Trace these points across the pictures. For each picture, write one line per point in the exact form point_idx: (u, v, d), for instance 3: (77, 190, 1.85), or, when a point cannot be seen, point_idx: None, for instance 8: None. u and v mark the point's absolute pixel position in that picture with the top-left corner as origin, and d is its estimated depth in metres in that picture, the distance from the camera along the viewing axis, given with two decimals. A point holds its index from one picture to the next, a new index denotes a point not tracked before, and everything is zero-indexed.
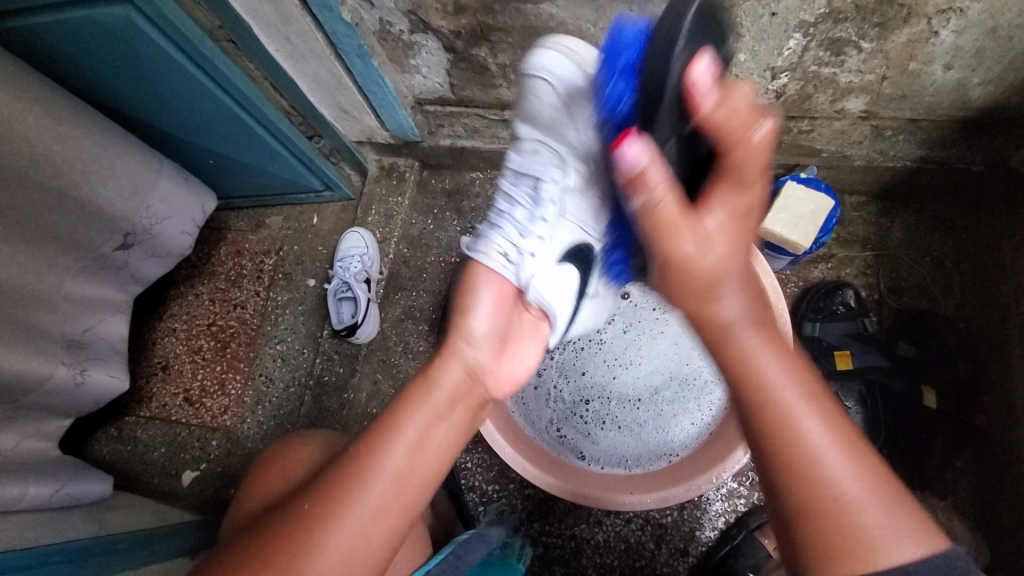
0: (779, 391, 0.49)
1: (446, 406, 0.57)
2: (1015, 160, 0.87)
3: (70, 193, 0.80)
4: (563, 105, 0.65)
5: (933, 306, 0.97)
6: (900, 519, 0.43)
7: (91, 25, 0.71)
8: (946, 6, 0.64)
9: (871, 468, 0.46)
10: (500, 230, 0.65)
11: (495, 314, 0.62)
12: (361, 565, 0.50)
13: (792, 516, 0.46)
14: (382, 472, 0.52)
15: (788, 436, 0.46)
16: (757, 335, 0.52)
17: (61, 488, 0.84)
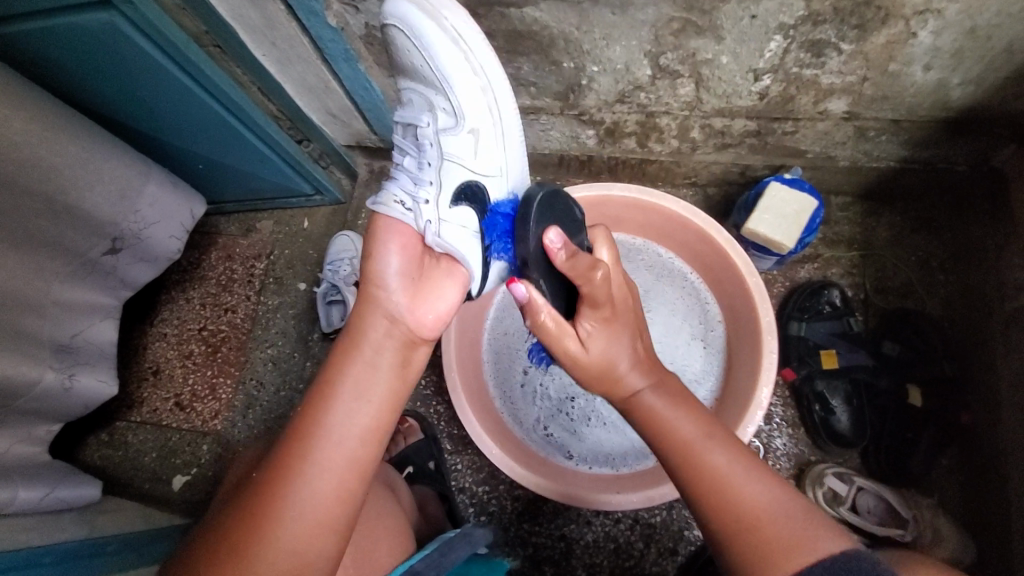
0: (687, 438, 0.56)
1: (373, 355, 0.61)
2: (999, 160, 0.89)
3: (57, 197, 0.81)
4: (421, 54, 0.66)
5: (918, 305, 0.98)
6: (811, 522, 0.50)
7: (77, 31, 0.71)
8: (924, 7, 0.65)
9: (779, 487, 0.53)
10: (398, 183, 0.68)
11: (404, 262, 0.66)
12: (319, 524, 0.53)
13: (721, 545, 0.52)
14: (321, 432, 0.55)
15: (698, 473, 0.54)
16: (662, 399, 0.59)
17: (49, 493, 0.84)
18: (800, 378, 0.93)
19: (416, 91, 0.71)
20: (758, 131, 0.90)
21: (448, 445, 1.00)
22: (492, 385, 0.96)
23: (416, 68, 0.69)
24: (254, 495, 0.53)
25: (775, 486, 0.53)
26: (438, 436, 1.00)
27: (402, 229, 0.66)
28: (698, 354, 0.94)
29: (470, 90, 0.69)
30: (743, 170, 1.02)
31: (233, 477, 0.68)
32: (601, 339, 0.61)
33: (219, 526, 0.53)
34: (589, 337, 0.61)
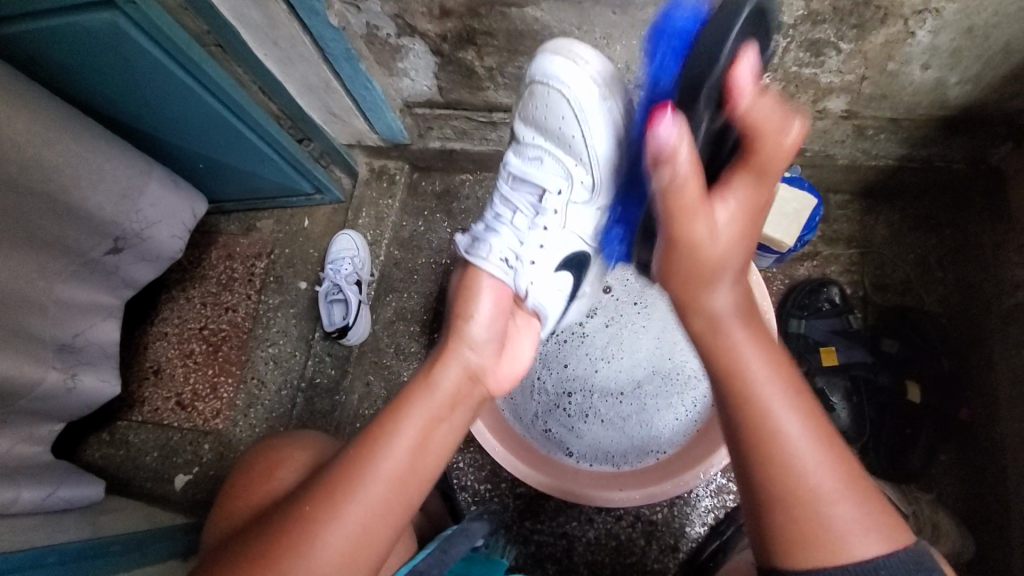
0: (767, 400, 0.52)
1: (448, 409, 0.59)
2: (996, 159, 0.90)
3: (60, 197, 0.81)
4: (571, 114, 0.63)
5: (916, 302, 0.98)
6: (864, 512, 0.49)
7: (80, 32, 0.71)
8: (922, 7, 0.66)
9: (852, 480, 0.51)
10: (495, 236, 0.67)
11: (495, 329, 0.63)
12: (361, 559, 0.52)
13: (771, 501, 0.50)
14: (378, 470, 0.54)
15: (771, 434, 0.51)
16: (744, 333, 0.55)
17: (52, 492, 0.84)
18: (800, 375, 0.94)
19: (545, 149, 0.68)
20: None
21: None
22: None
23: (553, 130, 0.66)
24: (306, 516, 0.52)
25: (845, 481, 0.50)
26: None
27: (499, 295, 0.64)
28: (698, 351, 0.94)
29: (606, 140, 0.65)
30: None
31: (242, 481, 0.66)
32: (742, 211, 0.53)
33: (267, 533, 0.52)
34: (720, 212, 0.52)
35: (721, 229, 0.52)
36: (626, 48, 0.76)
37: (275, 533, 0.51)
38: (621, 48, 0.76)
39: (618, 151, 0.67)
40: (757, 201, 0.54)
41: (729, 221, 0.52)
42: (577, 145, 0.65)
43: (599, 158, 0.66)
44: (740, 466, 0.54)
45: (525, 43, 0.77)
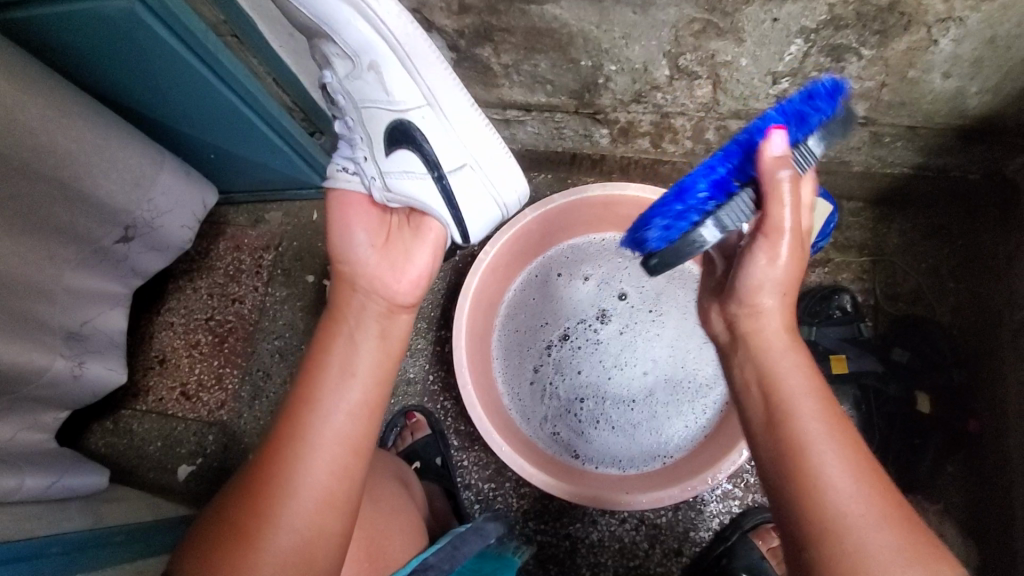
0: (805, 426, 0.51)
1: (355, 328, 0.65)
2: (1010, 170, 0.90)
3: (71, 184, 0.80)
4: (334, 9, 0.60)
5: (928, 312, 0.98)
6: (901, 541, 0.46)
7: (97, 19, 0.71)
8: (946, 15, 0.65)
9: (886, 503, 0.48)
10: (340, 153, 0.73)
11: (367, 230, 0.72)
12: (324, 500, 0.55)
13: (802, 530, 0.48)
14: (319, 412, 0.58)
15: (808, 463, 0.50)
16: (797, 361, 0.56)
17: (56, 480, 0.84)
18: None
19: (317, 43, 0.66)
20: None
21: (454, 441, 1.00)
22: (501, 383, 0.96)
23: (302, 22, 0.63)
24: (256, 475, 0.55)
25: (881, 510, 0.47)
26: (445, 432, 1.00)
27: (354, 206, 0.73)
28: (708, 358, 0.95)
29: (409, 45, 0.64)
30: None
31: None
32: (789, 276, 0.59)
33: (220, 511, 0.55)
34: (770, 261, 0.59)
35: (781, 262, 0.59)
36: (644, 49, 0.76)
37: (234, 511, 0.54)
38: (640, 48, 0.76)
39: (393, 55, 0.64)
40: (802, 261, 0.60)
41: (774, 285, 0.59)
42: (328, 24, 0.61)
43: (328, 20, 0.61)
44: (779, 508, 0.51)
45: (543, 40, 0.77)
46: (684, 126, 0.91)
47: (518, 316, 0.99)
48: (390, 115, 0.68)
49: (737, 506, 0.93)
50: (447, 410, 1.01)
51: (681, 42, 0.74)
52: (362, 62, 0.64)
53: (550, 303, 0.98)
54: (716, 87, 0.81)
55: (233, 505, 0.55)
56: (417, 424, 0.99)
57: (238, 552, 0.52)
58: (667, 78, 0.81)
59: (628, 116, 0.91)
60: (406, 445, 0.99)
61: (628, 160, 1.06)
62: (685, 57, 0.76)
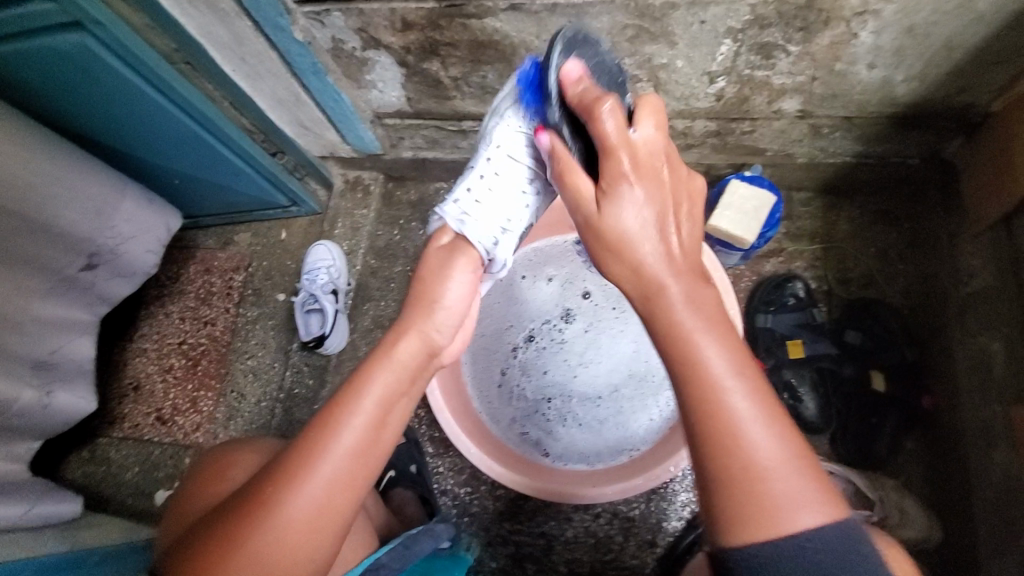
0: (716, 373, 0.46)
1: (405, 378, 0.61)
2: (948, 152, 0.95)
3: (33, 216, 0.82)
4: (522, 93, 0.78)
5: (879, 295, 1.01)
6: (805, 483, 0.44)
7: (50, 53, 0.73)
8: (861, 9, 0.69)
9: (797, 448, 0.45)
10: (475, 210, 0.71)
11: (463, 301, 0.68)
12: (317, 529, 0.53)
13: (709, 488, 0.46)
14: (333, 447, 0.54)
15: (719, 430, 0.45)
16: (688, 305, 0.49)
17: (30, 508, 0.84)
18: (768, 368, 0.96)
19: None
20: (718, 131, 0.94)
21: (429, 448, 1.01)
22: (471, 387, 0.98)
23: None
24: (261, 497, 0.53)
25: (793, 455, 0.45)
26: (418, 439, 1.01)
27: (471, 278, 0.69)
28: None
29: None
30: (707, 169, 1.05)
31: (192, 490, 0.69)
32: (654, 214, 0.51)
33: (221, 523, 0.54)
34: (637, 206, 0.51)
35: (643, 133, 0.53)
36: None
37: (237, 525, 0.53)
38: None
39: None
40: (678, 182, 0.54)
41: (643, 230, 0.51)
42: None
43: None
44: (695, 462, 0.47)
45: (487, 52, 0.79)
46: None
47: (484, 320, 1.02)
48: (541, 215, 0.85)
49: None
50: (419, 418, 1.03)
51: (618, 48, 0.77)
52: None
53: (515, 306, 1.02)
54: (657, 89, 0.84)
55: (232, 519, 0.53)
56: None
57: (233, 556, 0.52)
58: None
59: None
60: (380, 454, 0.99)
61: None
62: (623, 61, 0.79)
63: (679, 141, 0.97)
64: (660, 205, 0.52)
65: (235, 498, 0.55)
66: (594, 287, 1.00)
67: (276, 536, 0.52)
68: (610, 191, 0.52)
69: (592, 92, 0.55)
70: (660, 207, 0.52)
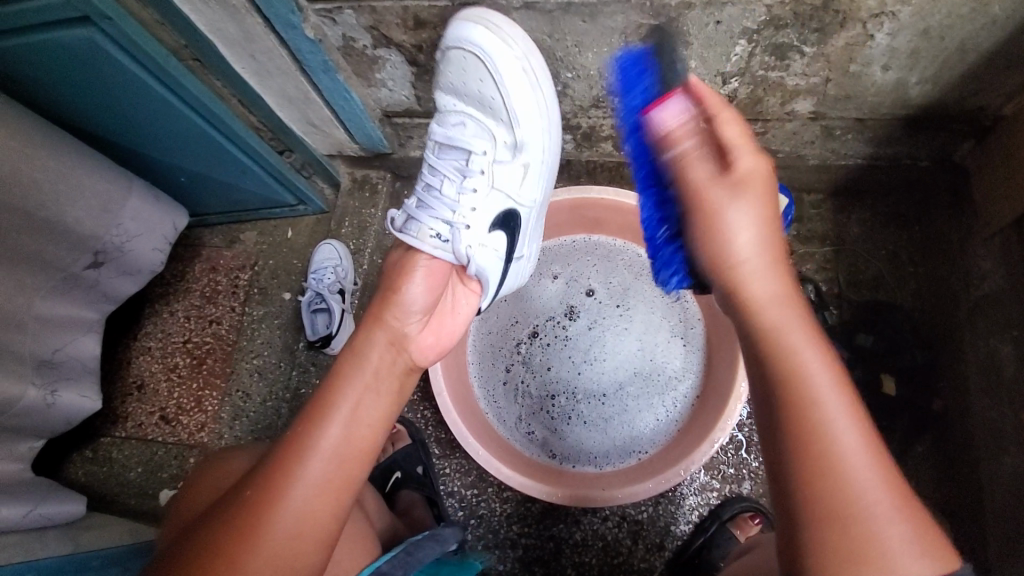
0: (829, 404, 0.48)
1: (373, 379, 0.60)
2: (959, 155, 0.94)
3: (38, 213, 0.81)
4: (491, 79, 0.70)
5: (890, 298, 0.99)
6: (908, 528, 0.45)
7: (58, 48, 0.72)
8: (878, 10, 0.68)
9: (899, 490, 0.46)
10: (431, 213, 0.71)
11: (429, 294, 0.66)
12: (304, 536, 0.54)
13: (808, 517, 0.46)
14: (315, 454, 0.55)
15: (829, 461, 0.46)
16: (805, 337, 0.52)
17: (33, 509, 0.83)
18: None
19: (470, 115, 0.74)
20: None
21: (436, 449, 1.01)
22: (477, 386, 0.98)
23: (473, 93, 0.72)
24: (248, 507, 0.53)
25: (896, 499, 0.46)
26: (425, 440, 1.00)
27: (433, 269, 0.68)
28: (679, 352, 0.96)
29: (525, 101, 0.72)
30: None
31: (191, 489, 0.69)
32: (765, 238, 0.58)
33: (206, 533, 0.54)
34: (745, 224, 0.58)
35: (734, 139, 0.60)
36: (598, 56, 0.78)
37: (221, 538, 0.52)
38: (593, 55, 0.78)
39: (540, 120, 0.75)
40: (770, 202, 0.59)
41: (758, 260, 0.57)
42: (495, 102, 0.72)
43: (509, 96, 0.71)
44: (781, 495, 0.48)
45: None
46: None
47: (488, 318, 1.01)
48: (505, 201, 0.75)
49: (716, 497, 0.94)
50: (427, 419, 1.02)
51: None
52: (518, 149, 0.75)
53: (520, 303, 1.01)
54: None
55: (216, 530, 0.53)
56: (397, 434, 1.00)
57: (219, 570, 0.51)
58: None
59: (589, 122, 0.94)
60: (387, 455, 0.98)
61: (595, 163, 1.08)
62: None
63: None
64: (769, 247, 0.57)
65: (218, 509, 0.55)
66: (599, 284, 1.00)
67: (264, 546, 0.52)
68: (716, 229, 0.59)
69: (681, 132, 0.63)
70: (770, 250, 0.57)
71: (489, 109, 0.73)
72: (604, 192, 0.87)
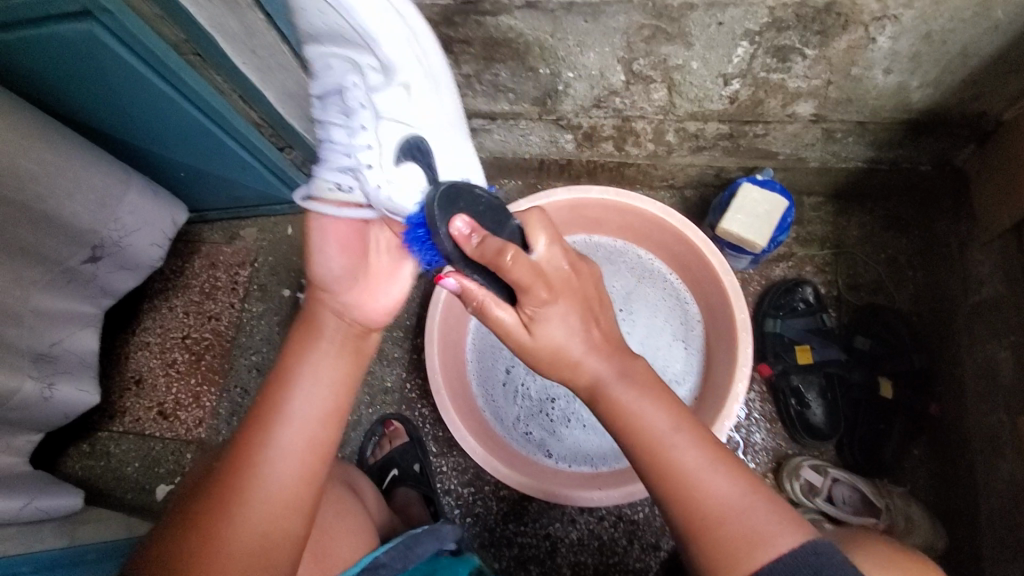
0: (657, 431, 0.54)
1: (331, 343, 0.61)
2: (959, 160, 0.95)
3: (37, 207, 0.81)
4: (336, 15, 0.56)
5: (889, 300, 1.01)
6: (765, 515, 0.50)
7: (59, 42, 0.72)
8: (880, 14, 0.68)
9: (744, 478, 0.52)
10: (326, 166, 0.63)
11: (345, 261, 0.64)
12: (283, 504, 0.54)
13: (682, 531, 0.52)
14: (286, 417, 0.56)
15: (676, 477, 0.52)
16: (623, 386, 0.56)
17: (29, 502, 0.83)
18: (776, 373, 0.96)
19: (336, 55, 0.61)
20: (730, 134, 0.93)
21: (433, 448, 1.01)
22: (476, 385, 0.98)
23: (321, 27, 0.59)
24: (217, 489, 0.53)
25: (747, 487, 0.52)
26: (423, 438, 1.01)
27: (341, 224, 0.64)
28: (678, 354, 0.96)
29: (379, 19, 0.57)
30: (718, 172, 1.05)
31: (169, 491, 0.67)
32: (573, 319, 0.57)
33: (182, 511, 0.53)
34: (561, 318, 0.56)
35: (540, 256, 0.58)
36: (599, 55, 0.78)
37: (199, 508, 0.52)
38: (595, 55, 0.78)
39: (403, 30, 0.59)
40: (588, 285, 0.59)
41: (567, 339, 0.56)
42: (352, 34, 0.58)
43: (372, 34, 0.57)
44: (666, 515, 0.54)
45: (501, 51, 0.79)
46: (645, 129, 0.94)
47: None
48: (406, 127, 0.63)
49: None
50: (424, 417, 1.02)
51: (633, 48, 0.76)
52: (391, 73, 0.61)
53: None
54: (671, 90, 0.84)
55: (185, 510, 0.53)
56: (394, 430, 1.00)
57: (202, 547, 0.50)
58: (624, 82, 0.83)
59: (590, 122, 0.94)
60: (384, 453, 0.99)
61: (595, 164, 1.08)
62: (638, 62, 0.78)
63: (691, 143, 0.97)
64: (582, 316, 0.57)
65: (192, 493, 0.55)
66: None
67: (241, 518, 0.52)
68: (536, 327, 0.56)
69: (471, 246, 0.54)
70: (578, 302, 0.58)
71: (350, 42, 0.59)
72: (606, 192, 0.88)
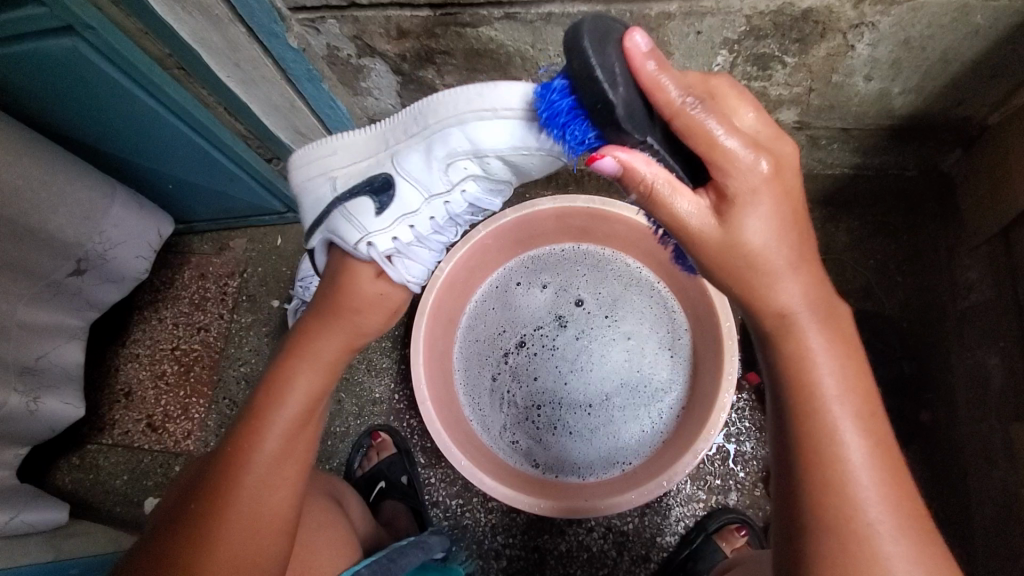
0: (827, 391, 0.47)
1: (325, 362, 0.62)
2: (946, 165, 0.96)
3: (20, 221, 0.81)
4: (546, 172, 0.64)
5: (877, 306, 1.00)
6: (908, 539, 0.44)
7: (42, 57, 0.72)
8: (858, 21, 0.68)
9: (901, 502, 0.45)
10: (434, 257, 0.70)
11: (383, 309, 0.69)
12: (267, 519, 0.56)
13: (803, 510, 0.46)
14: (269, 436, 0.57)
15: (827, 446, 0.45)
16: (823, 333, 0.48)
17: (14, 516, 0.83)
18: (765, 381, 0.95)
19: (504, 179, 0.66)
20: None
21: (421, 459, 1.00)
22: (462, 394, 0.97)
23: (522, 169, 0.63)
24: (205, 501, 0.55)
25: (895, 513, 0.45)
26: (411, 449, 1.00)
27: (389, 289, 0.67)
28: (666, 363, 0.95)
29: None
30: None
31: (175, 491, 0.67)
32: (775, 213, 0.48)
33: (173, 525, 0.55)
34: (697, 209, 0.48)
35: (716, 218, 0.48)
36: None
37: (191, 524, 0.54)
38: None
39: None
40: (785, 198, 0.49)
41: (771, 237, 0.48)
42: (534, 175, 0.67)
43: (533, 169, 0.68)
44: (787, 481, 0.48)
45: (483, 61, 0.79)
46: None
47: (476, 326, 1.00)
48: None
49: (702, 508, 0.93)
50: (412, 428, 1.01)
51: None
52: None
53: (507, 312, 1.00)
54: None
55: (178, 522, 0.55)
56: (381, 442, 0.99)
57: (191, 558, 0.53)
58: None
59: None
60: (372, 464, 0.98)
61: (581, 172, 1.08)
62: None
63: None
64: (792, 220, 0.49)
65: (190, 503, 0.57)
66: (587, 294, 0.99)
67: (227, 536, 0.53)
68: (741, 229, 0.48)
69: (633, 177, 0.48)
70: (790, 219, 0.49)
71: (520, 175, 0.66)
72: (589, 201, 0.88)
